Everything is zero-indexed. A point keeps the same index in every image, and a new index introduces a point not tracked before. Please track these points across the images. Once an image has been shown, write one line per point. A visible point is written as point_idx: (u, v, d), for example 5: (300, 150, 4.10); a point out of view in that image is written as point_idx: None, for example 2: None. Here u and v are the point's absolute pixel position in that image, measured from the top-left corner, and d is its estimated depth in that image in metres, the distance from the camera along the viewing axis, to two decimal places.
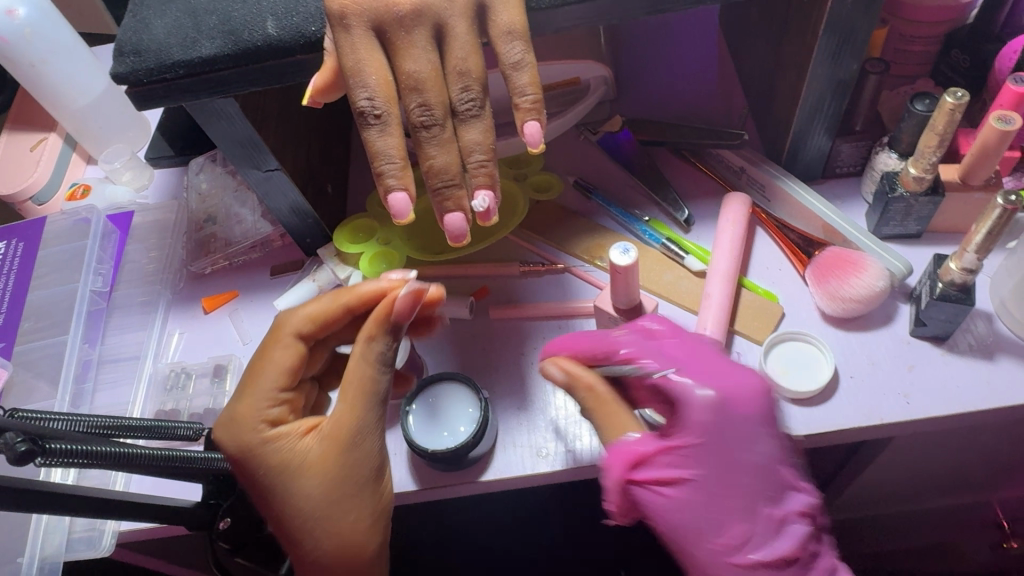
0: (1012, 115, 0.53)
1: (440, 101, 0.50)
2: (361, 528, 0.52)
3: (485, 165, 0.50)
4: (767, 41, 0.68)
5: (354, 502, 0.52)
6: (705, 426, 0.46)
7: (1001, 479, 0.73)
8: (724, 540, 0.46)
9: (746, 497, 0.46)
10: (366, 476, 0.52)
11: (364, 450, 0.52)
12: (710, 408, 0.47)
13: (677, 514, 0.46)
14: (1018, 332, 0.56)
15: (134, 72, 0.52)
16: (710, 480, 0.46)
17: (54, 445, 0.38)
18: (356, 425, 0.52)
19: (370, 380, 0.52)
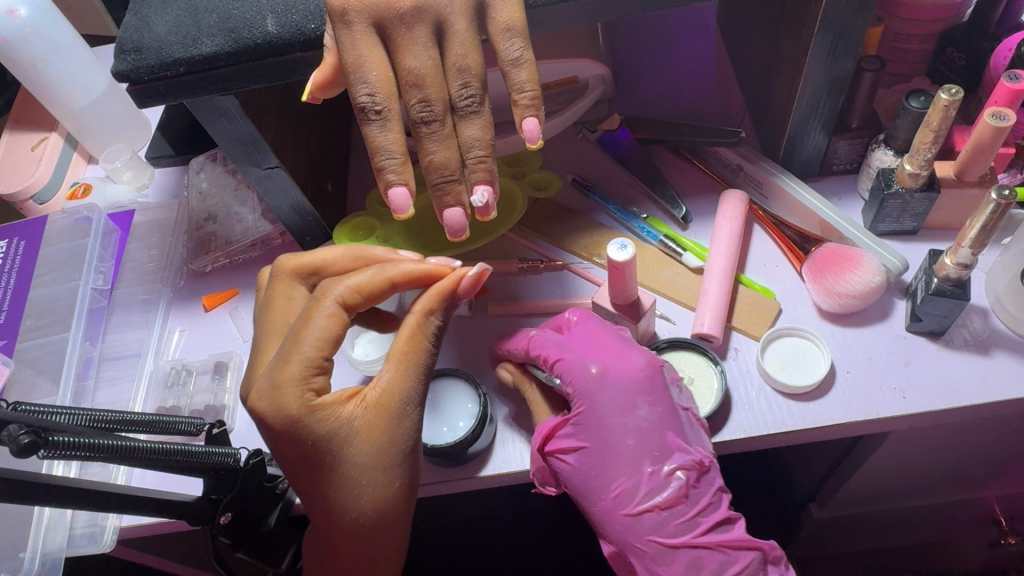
0: (1007, 111, 0.53)
1: (440, 96, 0.50)
2: (400, 505, 0.49)
3: (485, 160, 0.51)
4: (763, 39, 0.68)
5: (396, 478, 0.48)
6: (585, 397, 0.53)
7: (999, 475, 0.74)
8: (614, 495, 0.50)
9: (631, 457, 0.51)
10: (412, 449, 0.49)
11: (409, 422, 0.49)
12: (593, 381, 0.53)
13: (575, 477, 0.52)
14: (1013, 328, 0.57)
15: (134, 69, 0.53)
16: (596, 445, 0.52)
17: (57, 438, 0.39)
18: (409, 395, 0.49)
19: (425, 350, 0.50)
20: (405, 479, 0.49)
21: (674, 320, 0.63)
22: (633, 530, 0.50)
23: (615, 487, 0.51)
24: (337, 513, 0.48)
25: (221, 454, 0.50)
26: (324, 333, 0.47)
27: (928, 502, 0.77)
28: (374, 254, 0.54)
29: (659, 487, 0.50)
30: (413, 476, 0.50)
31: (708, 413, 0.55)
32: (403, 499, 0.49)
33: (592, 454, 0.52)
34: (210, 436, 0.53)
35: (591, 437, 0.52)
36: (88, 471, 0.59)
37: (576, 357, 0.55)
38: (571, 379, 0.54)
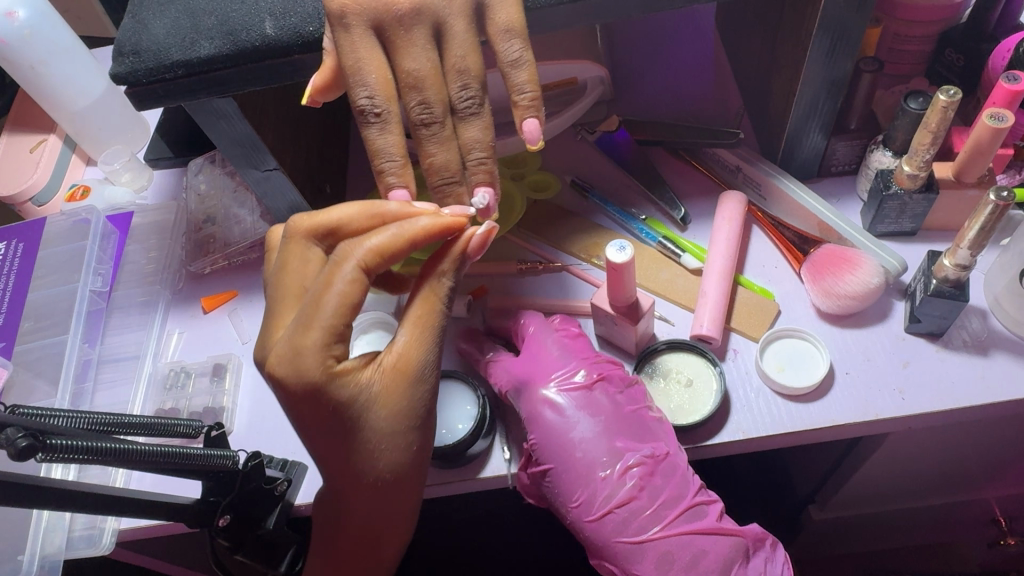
0: (1004, 112, 0.54)
1: (440, 99, 0.50)
2: (417, 470, 0.49)
3: (485, 162, 0.51)
4: (762, 41, 0.68)
5: (413, 443, 0.48)
6: (534, 413, 0.54)
7: (998, 476, 0.74)
8: (575, 504, 0.51)
9: (580, 466, 0.51)
10: (430, 413, 0.49)
11: (429, 386, 0.48)
12: (535, 399, 0.54)
13: (545, 491, 0.53)
14: (1012, 328, 0.57)
15: (133, 72, 0.53)
16: (550, 460, 0.52)
17: (55, 441, 0.39)
18: (429, 359, 0.48)
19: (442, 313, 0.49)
20: (424, 443, 0.49)
21: (673, 321, 0.63)
22: (601, 536, 0.50)
23: (576, 496, 0.51)
24: (357, 476, 0.47)
25: (220, 455, 0.49)
26: (346, 301, 0.46)
27: (927, 502, 0.78)
28: (387, 208, 0.50)
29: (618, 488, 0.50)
30: (431, 440, 0.50)
31: (707, 414, 0.55)
32: (421, 461, 0.49)
33: (551, 467, 0.52)
34: (208, 438, 0.52)
35: (547, 451, 0.53)
36: (87, 474, 0.58)
37: (527, 378, 0.56)
38: (523, 398, 0.55)
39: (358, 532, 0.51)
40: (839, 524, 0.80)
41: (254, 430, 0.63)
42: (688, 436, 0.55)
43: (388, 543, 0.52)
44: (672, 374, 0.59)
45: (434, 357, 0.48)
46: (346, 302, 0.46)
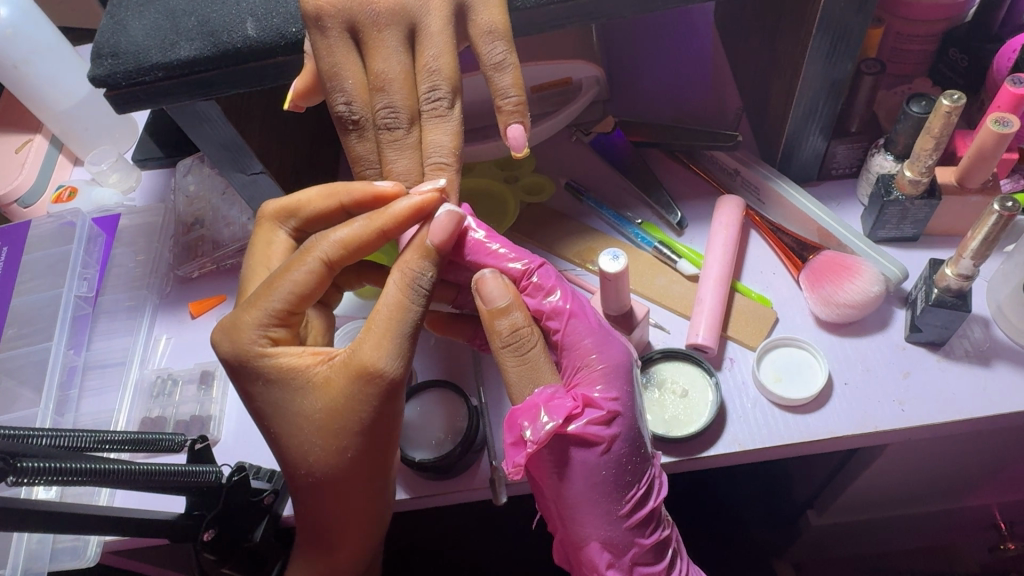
0: (1010, 117, 0.52)
1: (408, 103, 0.49)
2: (356, 469, 0.48)
3: (443, 167, 0.49)
4: (761, 39, 0.66)
5: (353, 442, 0.47)
6: (618, 382, 0.48)
7: (999, 482, 0.73)
8: (626, 507, 0.47)
9: (639, 469, 0.48)
10: (380, 415, 0.47)
11: (375, 391, 0.46)
12: (619, 379, 0.48)
13: (598, 470, 0.47)
14: (1016, 338, 0.56)
15: (111, 74, 0.51)
16: (627, 447, 0.47)
17: (27, 464, 0.37)
18: (382, 363, 0.46)
19: (406, 315, 0.46)
20: (366, 447, 0.47)
21: (669, 329, 0.61)
22: (626, 545, 0.48)
23: (636, 487, 0.48)
24: (293, 464, 0.48)
25: (206, 470, 0.49)
26: (302, 287, 0.47)
27: (929, 508, 0.76)
28: (348, 189, 0.51)
29: (653, 512, 0.49)
30: (380, 447, 0.48)
31: (705, 424, 0.54)
32: (364, 464, 0.48)
33: (621, 449, 0.47)
34: (192, 452, 0.51)
35: (623, 428, 0.47)
36: (70, 491, 0.57)
37: (598, 341, 0.49)
38: (603, 355, 0.49)
39: (313, 524, 0.51)
40: (838, 529, 0.80)
41: (240, 440, 0.62)
42: (685, 447, 0.54)
43: (342, 543, 0.52)
44: (667, 384, 0.57)
45: (386, 362, 0.46)
46: (301, 288, 0.47)
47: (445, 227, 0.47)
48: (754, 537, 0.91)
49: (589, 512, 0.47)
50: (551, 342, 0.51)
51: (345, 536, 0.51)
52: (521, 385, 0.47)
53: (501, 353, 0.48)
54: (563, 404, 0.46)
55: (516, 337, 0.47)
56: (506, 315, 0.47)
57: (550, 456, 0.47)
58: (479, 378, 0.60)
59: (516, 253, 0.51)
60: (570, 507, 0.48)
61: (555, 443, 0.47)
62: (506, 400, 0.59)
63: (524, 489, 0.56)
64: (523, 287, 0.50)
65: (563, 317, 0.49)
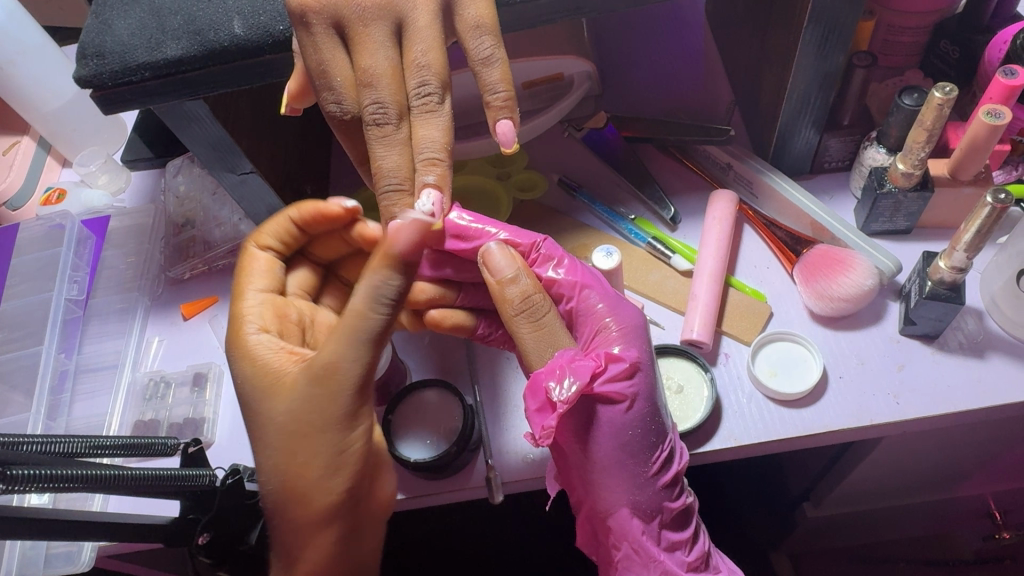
0: (1002, 109, 0.52)
1: (396, 99, 0.47)
2: (317, 474, 0.46)
3: (436, 161, 0.46)
4: (752, 32, 0.66)
5: (315, 442, 0.46)
6: (629, 343, 0.49)
7: (996, 471, 0.73)
8: (654, 465, 0.47)
9: (660, 432, 0.48)
10: (337, 416, 0.46)
11: (337, 387, 0.45)
12: (637, 339, 0.49)
13: (624, 429, 0.47)
14: (1009, 330, 0.56)
15: (97, 74, 0.50)
16: (650, 405, 0.47)
17: (17, 471, 0.37)
18: (339, 361, 0.45)
19: (365, 320, 0.44)
20: (325, 447, 0.46)
21: (664, 324, 0.61)
22: (655, 509, 0.48)
23: (660, 449, 0.48)
24: (262, 467, 0.47)
25: (200, 474, 0.49)
26: (256, 270, 0.56)
27: (926, 499, 0.77)
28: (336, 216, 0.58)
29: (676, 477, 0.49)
30: (339, 450, 0.46)
31: (700, 420, 0.54)
32: (326, 468, 0.46)
33: (644, 407, 0.47)
34: (186, 455, 0.51)
35: (644, 386, 0.47)
36: (63, 496, 0.57)
37: (610, 305, 0.50)
38: (619, 317, 0.49)
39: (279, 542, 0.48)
40: (835, 521, 0.80)
41: (234, 442, 0.61)
42: None
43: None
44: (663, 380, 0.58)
45: (344, 362, 0.45)
46: (251, 270, 0.56)
47: (408, 236, 0.43)
48: (752, 530, 0.91)
49: (621, 473, 0.47)
50: (565, 316, 0.52)
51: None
52: (539, 351, 0.47)
53: (514, 320, 0.47)
54: (586, 360, 0.46)
55: (529, 303, 0.47)
56: (516, 282, 0.47)
57: (575, 418, 0.47)
58: (475, 377, 0.60)
59: (526, 234, 0.52)
60: (600, 470, 0.47)
61: (579, 404, 0.47)
62: (501, 399, 0.59)
63: (520, 488, 0.56)
64: (532, 260, 0.52)
65: (573, 287, 0.51)
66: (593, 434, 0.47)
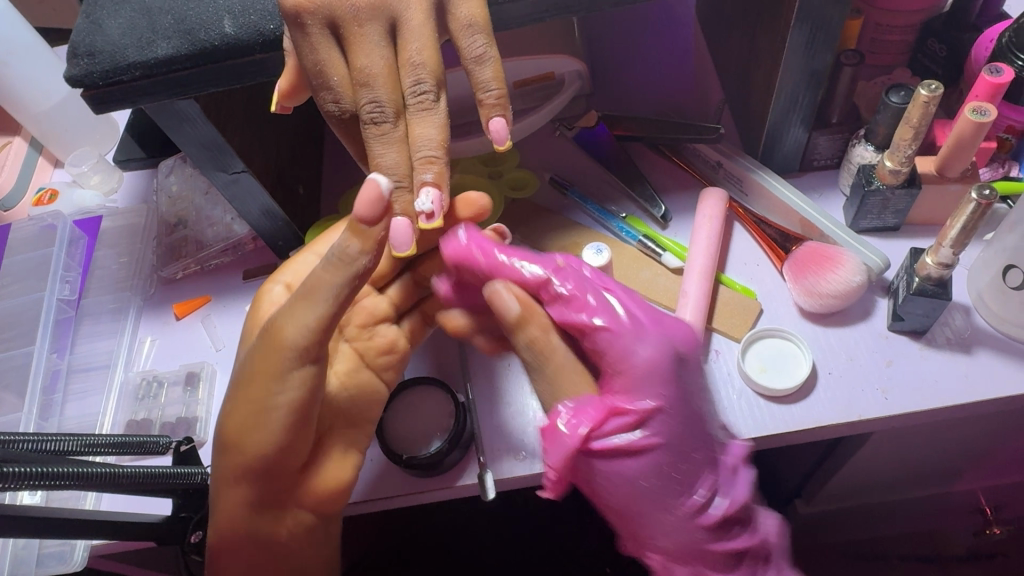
0: (987, 106, 0.53)
1: (392, 98, 0.47)
2: (247, 425, 0.45)
3: (433, 159, 0.46)
4: (741, 31, 0.67)
5: (254, 395, 0.45)
6: (653, 383, 0.43)
7: (983, 466, 0.74)
8: (689, 508, 0.43)
9: (691, 475, 0.43)
10: (274, 377, 0.44)
11: (278, 342, 0.44)
12: (656, 374, 0.43)
13: (638, 480, 0.43)
14: (995, 325, 0.56)
15: (88, 74, 0.50)
16: (671, 456, 0.43)
17: (8, 469, 0.37)
18: (285, 317, 0.44)
19: (317, 277, 0.43)
20: (258, 404, 0.45)
21: None
22: (694, 552, 0.44)
23: (690, 495, 0.43)
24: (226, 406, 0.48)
25: (193, 472, 0.50)
26: (327, 241, 0.55)
27: (916, 494, 0.77)
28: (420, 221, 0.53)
29: (721, 525, 0.45)
30: (270, 412, 0.45)
31: None
32: (253, 420, 0.45)
33: (661, 455, 0.43)
34: (177, 454, 0.52)
35: (662, 430, 0.43)
36: (55, 496, 0.56)
37: (636, 337, 0.44)
38: (638, 348, 0.44)
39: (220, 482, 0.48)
40: (826, 517, 0.80)
41: None
42: None
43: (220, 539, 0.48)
44: None
45: (283, 325, 0.44)
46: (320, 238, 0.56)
47: (367, 201, 0.41)
48: None
49: (636, 529, 0.44)
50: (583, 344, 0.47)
51: (225, 529, 0.48)
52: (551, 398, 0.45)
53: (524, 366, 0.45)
54: (588, 412, 0.42)
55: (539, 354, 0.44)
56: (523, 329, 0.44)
57: (581, 470, 0.44)
58: (467, 375, 0.60)
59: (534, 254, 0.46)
60: (617, 524, 0.45)
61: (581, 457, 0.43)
62: (492, 397, 0.59)
63: (513, 485, 0.56)
64: (538, 286, 0.46)
65: (580, 308, 0.44)
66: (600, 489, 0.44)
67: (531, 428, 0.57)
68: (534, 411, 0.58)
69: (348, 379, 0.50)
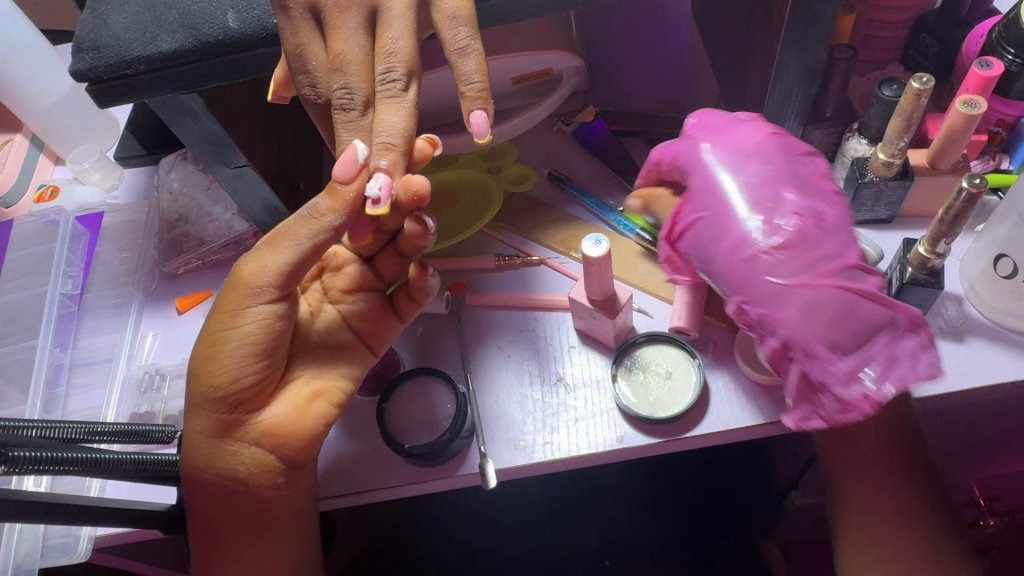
0: (978, 98, 0.54)
1: (364, 86, 0.45)
2: (212, 359, 0.48)
3: (390, 146, 0.43)
4: (736, 27, 0.68)
5: (222, 330, 0.48)
6: (749, 139, 0.53)
7: (977, 456, 0.75)
8: (743, 234, 0.49)
9: (754, 204, 0.49)
10: (240, 314, 0.48)
11: (246, 282, 0.48)
12: (698, 165, 0.53)
13: (694, 238, 0.51)
14: (987, 315, 0.57)
15: (93, 68, 0.51)
16: (704, 197, 0.51)
17: (19, 453, 0.38)
18: (253, 261, 0.48)
19: (289, 227, 0.47)
20: (225, 339, 0.48)
21: (652, 313, 0.62)
22: (780, 287, 0.46)
23: (767, 219, 0.48)
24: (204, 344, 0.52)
25: None
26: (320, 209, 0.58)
27: None
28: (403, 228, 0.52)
29: (777, 206, 0.49)
30: (233, 346, 0.48)
31: (687, 407, 0.55)
32: (217, 352, 0.48)
33: (719, 160, 0.53)
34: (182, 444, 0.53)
35: (705, 198, 0.51)
36: (60, 484, 0.57)
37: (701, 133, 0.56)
38: (686, 155, 0.55)
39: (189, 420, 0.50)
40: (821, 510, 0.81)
41: None
42: (667, 429, 0.55)
43: (195, 492, 0.49)
44: (651, 367, 0.59)
45: (246, 265, 0.48)
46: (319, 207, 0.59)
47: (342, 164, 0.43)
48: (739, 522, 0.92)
49: (728, 255, 0.49)
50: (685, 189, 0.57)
51: (190, 473, 0.48)
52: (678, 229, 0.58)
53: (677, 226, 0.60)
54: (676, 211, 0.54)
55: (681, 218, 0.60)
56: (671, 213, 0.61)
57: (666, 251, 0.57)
58: (467, 365, 0.61)
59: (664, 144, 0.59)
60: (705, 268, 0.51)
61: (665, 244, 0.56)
62: (491, 388, 0.60)
63: (513, 475, 0.57)
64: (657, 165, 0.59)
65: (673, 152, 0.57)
66: (696, 250, 0.52)
67: (530, 417, 0.58)
68: (533, 400, 0.59)
69: (329, 336, 0.52)
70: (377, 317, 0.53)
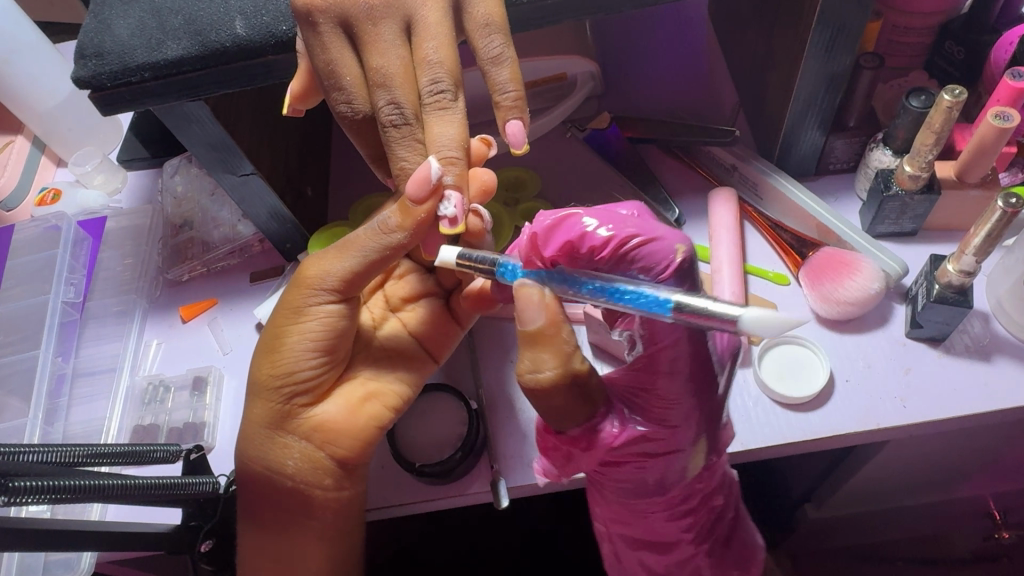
0: (1009, 110, 0.52)
1: (411, 99, 0.43)
2: (274, 357, 0.49)
3: (454, 160, 0.42)
4: (757, 34, 0.66)
5: (287, 331, 0.49)
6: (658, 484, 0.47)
7: (988, 471, 0.74)
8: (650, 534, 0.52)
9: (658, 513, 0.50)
10: (305, 315, 0.48)
11: (311, 283, 0.48)
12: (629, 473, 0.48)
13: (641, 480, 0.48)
14: (1015, 332, 0.56)
15: (96, 75, 0.50)
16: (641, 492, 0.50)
17: (20, 483, 0.36)
18: (319, 261, 0.48)
19: (358, 232, 0.47)
20: (290, 339, 0.49)
21: None
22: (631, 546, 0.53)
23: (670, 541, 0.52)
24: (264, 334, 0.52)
25: (201, 482, 0.49)
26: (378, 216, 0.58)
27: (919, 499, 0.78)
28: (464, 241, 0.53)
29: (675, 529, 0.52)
30: (297, 346, 0.48)
31: None
32: (281, 353, 0.49)
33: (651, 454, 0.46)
34: (187, 462, 0.52)
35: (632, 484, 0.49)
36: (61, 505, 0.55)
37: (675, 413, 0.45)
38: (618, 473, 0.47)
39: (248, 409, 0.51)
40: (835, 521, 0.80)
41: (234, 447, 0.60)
42: None
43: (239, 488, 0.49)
44: None
45: (311, 264, 0.48)
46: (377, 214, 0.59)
47: (416, 180, 0.41)
48: None
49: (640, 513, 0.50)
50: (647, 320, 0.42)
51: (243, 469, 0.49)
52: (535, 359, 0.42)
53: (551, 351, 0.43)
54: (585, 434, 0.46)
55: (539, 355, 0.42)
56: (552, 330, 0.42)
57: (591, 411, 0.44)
58: (478, 381, 0.59)
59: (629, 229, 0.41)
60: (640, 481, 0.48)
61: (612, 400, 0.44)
62: (504, 402, 0.58)
63: (526, 492, 0.55)
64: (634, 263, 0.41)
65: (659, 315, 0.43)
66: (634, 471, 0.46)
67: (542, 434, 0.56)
68: None
69: (390, 344, 0.53)
70: (436, 324, 0.54)
